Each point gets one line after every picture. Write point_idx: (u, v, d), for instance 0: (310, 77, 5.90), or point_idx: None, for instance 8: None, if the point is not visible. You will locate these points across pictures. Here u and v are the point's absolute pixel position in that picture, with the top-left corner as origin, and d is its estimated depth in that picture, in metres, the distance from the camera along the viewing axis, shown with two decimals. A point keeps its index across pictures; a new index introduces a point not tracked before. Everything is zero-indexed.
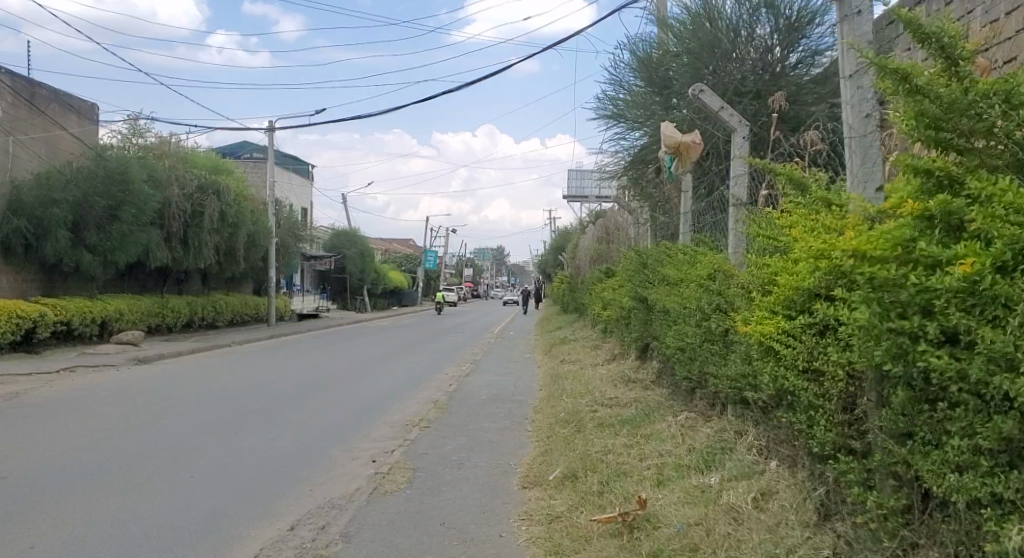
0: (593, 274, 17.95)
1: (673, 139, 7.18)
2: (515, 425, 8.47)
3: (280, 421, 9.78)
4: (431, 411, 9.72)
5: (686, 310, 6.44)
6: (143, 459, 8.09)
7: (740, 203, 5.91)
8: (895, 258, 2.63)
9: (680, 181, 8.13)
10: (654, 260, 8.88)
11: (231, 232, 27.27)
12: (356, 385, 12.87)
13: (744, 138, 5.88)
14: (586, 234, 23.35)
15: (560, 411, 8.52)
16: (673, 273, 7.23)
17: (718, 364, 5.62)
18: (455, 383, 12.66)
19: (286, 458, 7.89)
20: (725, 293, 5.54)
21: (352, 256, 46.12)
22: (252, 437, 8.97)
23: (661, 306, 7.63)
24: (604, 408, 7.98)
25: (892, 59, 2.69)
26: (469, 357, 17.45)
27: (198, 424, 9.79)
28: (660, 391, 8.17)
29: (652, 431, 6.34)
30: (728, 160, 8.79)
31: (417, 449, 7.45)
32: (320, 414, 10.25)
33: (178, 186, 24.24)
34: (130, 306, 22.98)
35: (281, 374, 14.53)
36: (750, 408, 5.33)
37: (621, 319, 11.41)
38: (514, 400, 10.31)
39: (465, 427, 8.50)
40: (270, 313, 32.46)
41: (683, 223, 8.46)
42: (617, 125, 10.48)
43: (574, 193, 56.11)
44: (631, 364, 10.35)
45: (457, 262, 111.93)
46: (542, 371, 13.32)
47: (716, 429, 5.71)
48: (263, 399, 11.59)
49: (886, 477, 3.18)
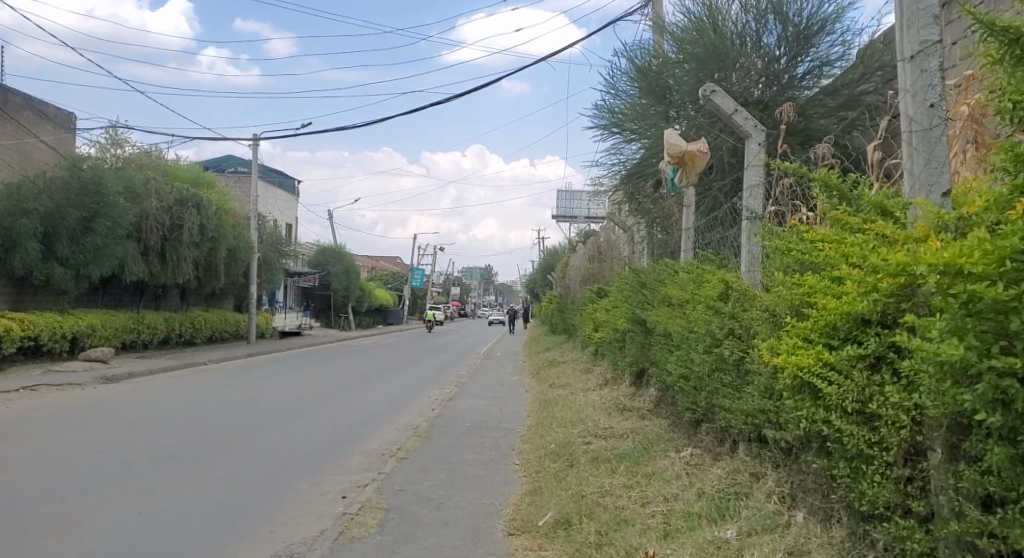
0: (584, 294, 17.35)
1: (678, 148, 6.62)
2: (500, 457, 7.77)
3: (247, 449, 9.02)
4: (410, 440, 9.01)
5: (692, 335, 5.81)
6: (88, 492, 7.26)
7: (755, 216, 5.33)
8: (1001, 276, 2.02)
9: (684, 195, 7.57)
10: (653, 279, 8.27)
11: (211, 246, 26.46)
12: (334, 408, 12.13)
13: (759, 144, 5.30)
14: (576, 253, 22.81)
15: (550, 441, 7.86)
16: (677, 293, 6.62)
17: (730, 396, 5.01)
18: (437, 408, 11.96)
19: (250, 493, 7.14)
20: (740, 316, 4.95)
21: (338, 273, 45.33)
22: (215, 467, 8.20)
23: (662, 329, 7.01)
24: (599, 440, 7.32)
25: (998, 17, 2.09)
26: (453, 378, 16.75)
27: (156, 451, 8.99)
28: (659, 421, 7.52)
29: (653, 470, 5.67)
30: (737, 173, 8.33)
31: (393, 484, 6.73)
32: (291, 441, 9.50)
33: (157, 199, 23.39)
34: (104, 322, 22.09)
35: (254, 396, 13.75)
36: (768, 448, 4.71)
37: (614, 342, 10.78)
38: (500, 428, 9.63)
39: (446, 458, 7.80)
40: (250, 330, 31.59)
41: (684, 241, 7.85)
42: (614, 137, 9.92)
43: (563, 213, 55.78)
44: (626, 391, 9.69)
45: (445, 281, 111.16)
46: (530, 396, 12.66)
47: (728, 469, 5.08)
48: (232, 423, 10.80)
49: (961, 551, 2.57)
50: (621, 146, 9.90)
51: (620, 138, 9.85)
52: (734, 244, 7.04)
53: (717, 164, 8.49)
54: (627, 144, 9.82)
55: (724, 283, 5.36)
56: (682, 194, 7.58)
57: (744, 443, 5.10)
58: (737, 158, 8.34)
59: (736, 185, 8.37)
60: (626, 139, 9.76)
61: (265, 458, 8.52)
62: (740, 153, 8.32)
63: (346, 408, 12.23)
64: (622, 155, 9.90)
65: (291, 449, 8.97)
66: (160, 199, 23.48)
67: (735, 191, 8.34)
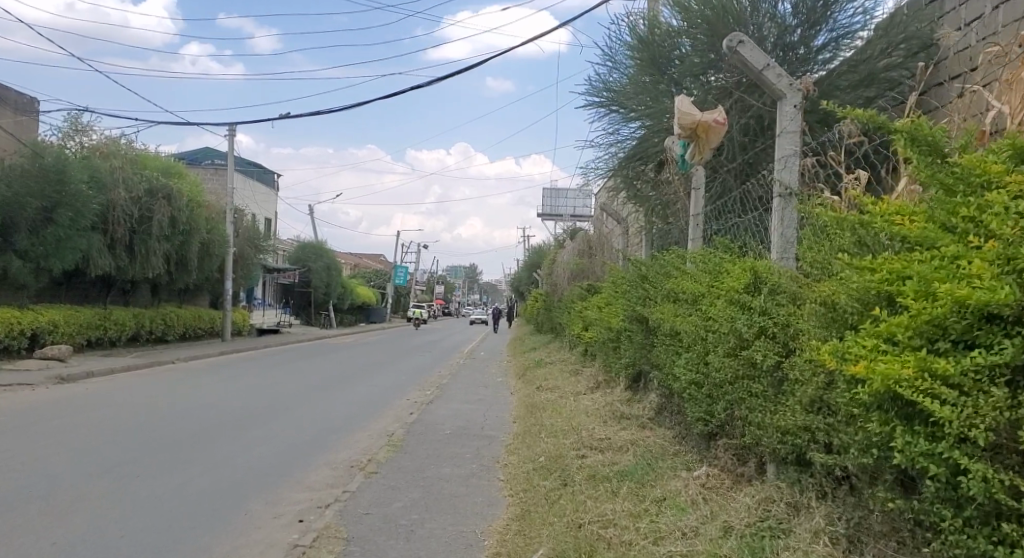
0: (573, 290, 16.50)
1: (690, 117, 5.73)
2: (483, 471, 6.85)
3: (200, 459, 8.05)
4: (382, 450, 8.07)
5: (708, 334, 4.95)
6: (7, 510, 6.22)
7: (790, 191, 4.47)
8: None
9: (694, 175, 6.72)
10: (655, 273, 7.41)
11: (183, 240, 25.21)
12: (302, 414, 11.17)
13: (794, 107, 4.50)
14: (564, 249, 21.95)
15: (539, 453, 6.97)
16: (687, 287, 5.76)
17: (763, 406, 4.16)
18: (415, 413, 11.02)
19: (194, 513, 6.17)
20: (775, 311, 4.11)
21: (318, 269, 44.12)
22: (160, 479, 7.22)
23: (667, 328, 6.16)
24: (594, 453, 6.44)
25: None
26: (434, 380, 15.79)
27: (96, 461, 7.96)
28: (662, 433, 6.66)
29: (663, 495, 4.77)
30: (771, 145, 7.47)
31: (359, 507, 5.79)
32: (250, 451, 8.52)
33: (125, 190, 22.16)
34: (68, 317, 20.90)
35: (218, 400, 12.73)
36: (812, 474, 3.86)
37: (608, 341, 9.91)
38: (483, 437, 8.71)
39: (422, 472, 6.88)
40: (225, 327, 30.41)
41: (694, 228, 6.92)
42: (611, 115, 9.06)
43: (549, 210, 54.92)
44: (621, 395, 8.84)
45: (428, 280, 109.97)
46: (516, 400, 11.76)
47: (755, 495, 4.21)
48: (188, 430, 9.82)
49: None
50: (619, 126, 9.03)
51: (618, 115, 8.99)
52: (753, 227, 6.25)
53: (739, 139, 7.72)
54: (625, 124, 8.95)
55: (753, 272, 4.51)
56: (691, 173, 6.73)
57: (773, 464, 4.27)
58: (762, 131, 7.68)
59: (762, 161, 7.63)
60: (625, 118, 8.90)
61: (220, 470, 7.57)
62: (771, 115, 7.51)
63: (315, 413, 11.26)
64: (619, 136, 9.01)
65: (251, 459, 8.06)
66: (128, 189, 22.21)
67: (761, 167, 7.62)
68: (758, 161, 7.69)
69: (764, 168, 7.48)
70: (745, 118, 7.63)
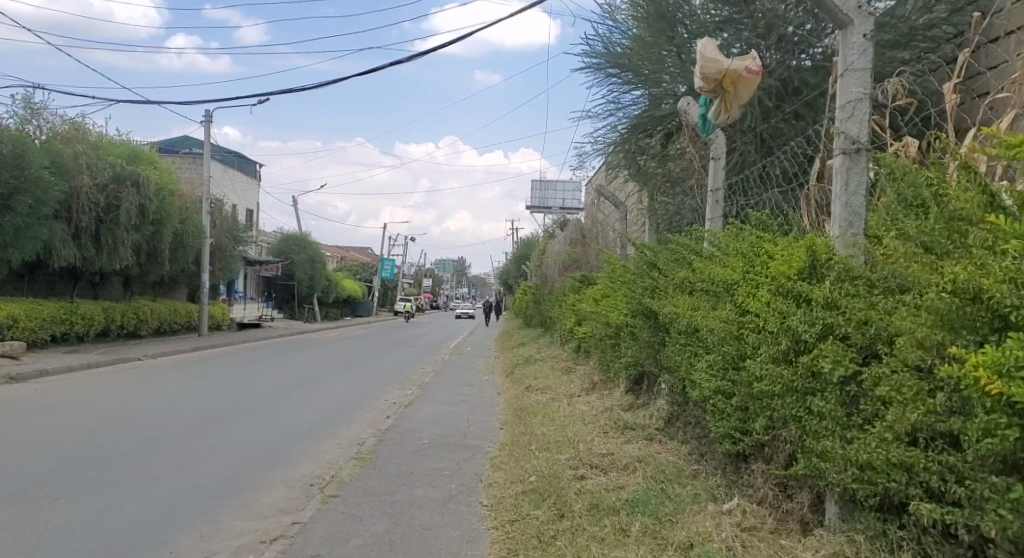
0: (564, 282, 15.47)
1: (717, 65, 4.70)
2: (462, 494, 5.77)
3: (136, 477, 6.93)
4: (349, 464, 6.99)
5: (748, 334, 3.88)
6: None
7: (859, 144, 3.42)
8: None
9: (715, 140, 5.66)
10: (666, 260, 6.34)
11: (154, 230, 23.77)
12: (265, 420, 10.05)
13: (864, 37, 3.49)
14: (554, 239, 20.92)
15: (528, 472, 5.91)
16: (711, 273, 4.72)
17: (827, 432, 3.11)
18: (390, 417, 9.96)
19: (109, 548, 5.05)
20: (846, 303, 3.09)
21: (302, 262, 42.95)
22: (82, 503, 6.08)
23: (684, 324, 5.10)
24: (596, 474, 5.39)
25: None
26: (417, 378, 14.72)
27: (12, 478, 6.80)
28: (676, 448, 5.62)
29: (691, 542, 3.72)
30: (808, 114, 6.54)
31: (310, 546, 4.70)
32: (197, 465, 7.40)
33: (90, 176, 20.72)
34: (30, 311, 19.63)
35: (177, 403, 11.56)
36: (904, 527, 2.85)
37: (605, 338, 8.85)
38: (465, 448, 7.61)
39: (390, 495, 5.81)
40: (201, 321, 29.12)
41: (712, 206, 5.86)
42: (610, 82, 7.99)
43: (538, 202, 53.75)
44: (622, 400, 7.81)
45: (416, 273, 108.81)
46: (502, 402, 10.72)
47: (817, 549, 3.18)
48: (133, 440, 8.68)
49: None
50: (620, 94, 7.96)
51: (618, 80, 7.90)
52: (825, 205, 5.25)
53: (767, 101, 6.71)
54: (627, 92, 7.90)
55: (811, 253, 3.47)
56: (711, 139, 5.69)
57: (835, 505, 3.28)
58: (789, 94, 6.77)
59: (805, 124, 6.55)
60: (627, 85, 7.86)
61: (158, 490, 6.48)
62: (804, 78, 6.63)
63: (278, 419, 10.15)
64: (620, 105, 7.96)
65: (196, 476, 6.97)
66: (93, 175, 20.79)
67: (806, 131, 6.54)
68: (783, 131, 6.67)
69: (813, 126, 6.34)
70: (771, 79, 6.67)
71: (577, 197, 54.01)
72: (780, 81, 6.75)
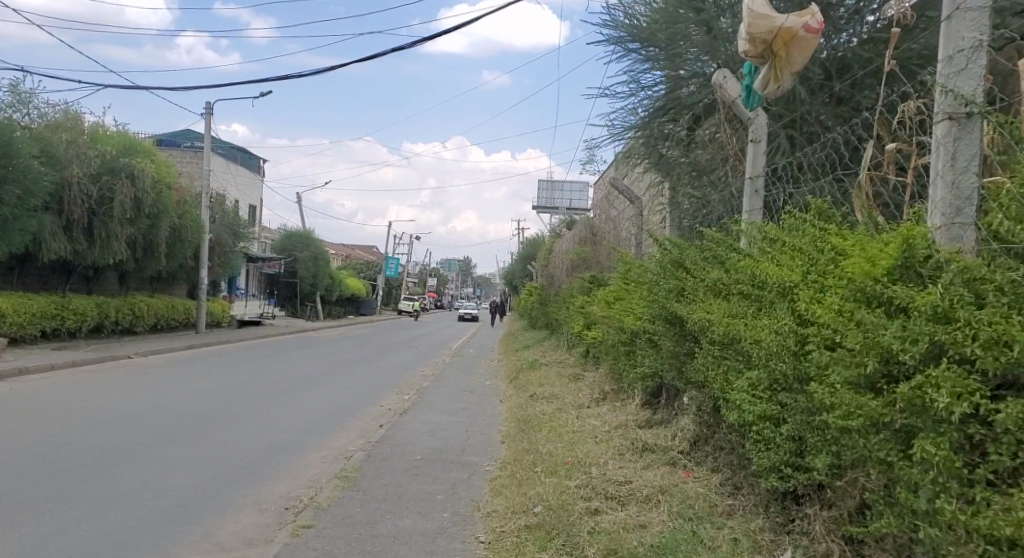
0: (573, 281, 14.71)
1: (767, 21, 4.19)
2: (456, 527, 4.96)
3: (92, 496, 6.15)
4: (333, 483, 6.21)
5: (813, 348, 3.07)
6: None
7: (972, 106, 2.71)
8: None
9: (757, 119, 4.93)
10: (696, 259, 5.54)
11: (150, 224, 22.98)
12: (248, 428, 9.29)
13: None
14: (562, 238, 20.16)
15: (532, 501, 5.10)
16: (755, 274, 3.93)
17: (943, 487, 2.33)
18: (385, 425, 9.20)
19: None
20: (966, 315, 2.30)
21: (304, 259, 42.31)
22: (20, 528, 5.29)
23: (718, 334, 4.30)
24: (613, 508, 4.59)
25: None
26: (416, 382, 13.95)
27: None
28: (705, 478, 4.83)
29: None
30: (858, 92, 5.79)
31: None
32: (162, 482, 6.62)
33: (82, 166, 20.12)
34: (19, 306, 18.92)
35: (156, 407, 10.81)
36: None
37: (618, 343, 8.04)
38: (463, 465, 6.82)
39: (372, 527, 5.01)
40: (200, 318, 28.37)
41: (749, 194, 5.07)
42: (630, 59, 7.22)
43: (544, 203, 52.95)
44: (638, 415, 7.01)
45: (420, 274, 108.17)
46: (505, 411, 9.95)
47: None
48: (97, 449, 7.90)
49: None
50: (640, 74, 7.19)
51: (639, 56, 7.12)
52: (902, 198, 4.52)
53: (816, 77, 5.95)
54: (649, 71, 7.12)
55: (906, 247, 2.68)
56: (754, 117, 4.96)
57: None
58: (838, 72, 6.04)
59: (853, 107, 5.80)
60: (648, 63, 7.09)
61: (112, 513, 5.69)
62: (857, 55, 5.90)
63: (261, 427, 9.38)
64: (640, 85, 7.16)
65: (159, 495, 6.19)
66: (84, 166, 20.10)
67: (857, 114, 5.78)
68: (827, 113, 5.92)
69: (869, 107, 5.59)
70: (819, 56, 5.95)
71: (583, 197, 53.23)
72: (827, 55, 6.01)
